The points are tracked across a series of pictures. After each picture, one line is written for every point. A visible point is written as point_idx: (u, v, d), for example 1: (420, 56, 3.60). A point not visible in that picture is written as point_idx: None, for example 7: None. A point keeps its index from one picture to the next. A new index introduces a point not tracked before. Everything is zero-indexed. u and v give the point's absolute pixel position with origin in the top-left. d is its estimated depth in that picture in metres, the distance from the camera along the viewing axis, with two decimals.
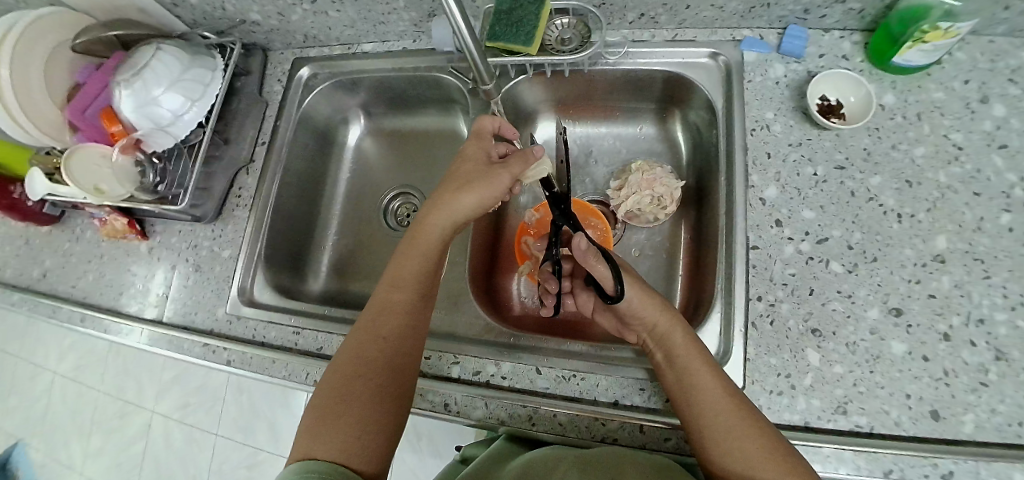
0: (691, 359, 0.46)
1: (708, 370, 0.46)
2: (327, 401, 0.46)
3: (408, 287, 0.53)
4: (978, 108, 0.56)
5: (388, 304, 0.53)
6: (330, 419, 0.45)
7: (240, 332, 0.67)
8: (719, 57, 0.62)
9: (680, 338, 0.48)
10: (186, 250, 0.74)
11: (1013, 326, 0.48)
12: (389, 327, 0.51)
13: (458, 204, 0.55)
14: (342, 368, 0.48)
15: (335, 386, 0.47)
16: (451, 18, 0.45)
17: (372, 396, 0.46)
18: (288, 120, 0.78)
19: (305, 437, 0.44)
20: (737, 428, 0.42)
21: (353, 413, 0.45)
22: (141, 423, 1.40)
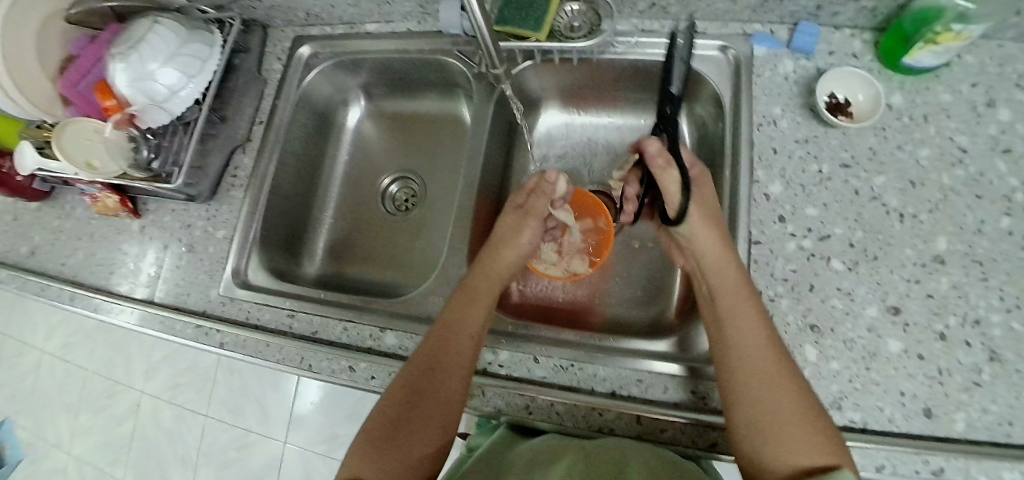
0: (741, 301, 0.46)
1: (756, 314, 0.46)
2: (381, 425, 0.47)
3: (467, 328, 0.51)
4: (983, 112, 0.56)
5: (449, 338, 0.50)
6: (381, 444, 0.45)
7: (234, 313, 0.66)
8: (729, 50, 0.62)
9: (733, 277, 0.48)
10: (179, 230, 0.73)
11: (1008, 328, 0.49)
12: (447, 360, 0.49)
13: (498, 259, 0.59)
14: (396, 394, 0.48)
15: (388, 411, 0.47)
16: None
17: (423, 429, 0.47)
18: (288, 100, 0.76)
19: (357, 457, 0.45)
20: (772, 376, 0.42)
21: (403, 442, 0.46)
22: (130, 403, 1.38)
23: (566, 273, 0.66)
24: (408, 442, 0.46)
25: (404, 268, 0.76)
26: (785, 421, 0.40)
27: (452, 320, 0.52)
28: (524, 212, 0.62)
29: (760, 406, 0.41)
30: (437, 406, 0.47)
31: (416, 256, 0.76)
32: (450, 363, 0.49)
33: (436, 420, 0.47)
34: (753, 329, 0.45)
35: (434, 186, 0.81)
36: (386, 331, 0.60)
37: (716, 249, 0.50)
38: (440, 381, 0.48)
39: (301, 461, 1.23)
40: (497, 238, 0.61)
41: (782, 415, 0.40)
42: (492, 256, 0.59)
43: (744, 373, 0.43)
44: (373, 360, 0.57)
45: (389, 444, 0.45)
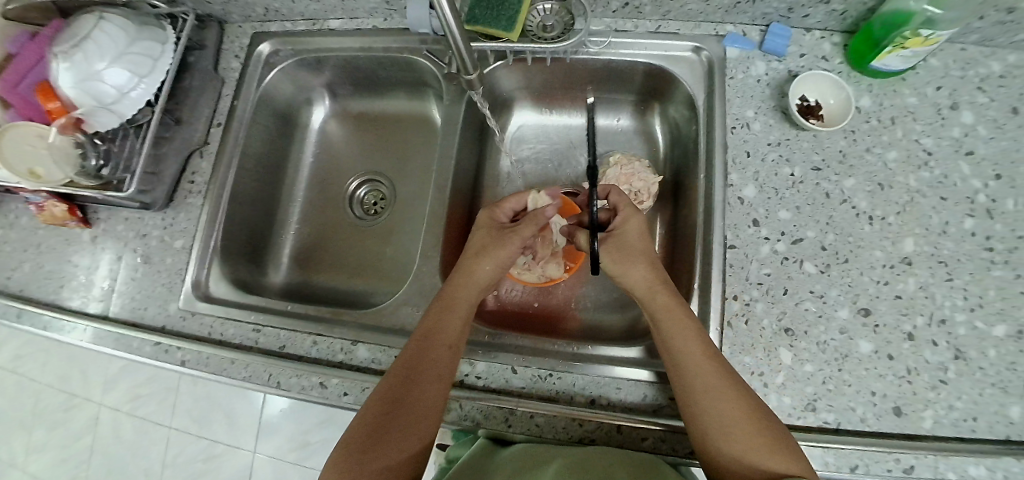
0: (676, 322, 0.47)
1: (692, 333, 0.46)
2: (356, 440, 0.44)
3: (443, 337, 0.50)
4: (947, 115, 0.57)
5: (426, 347, 0.49)
6: (357, 462, 0.42)
7: (196, 329, 0.62)
8: (702, 51, 0.61)
9: (665, 299, 0.49)
10: (134, 240, 0.68)
11: (972, 327, 0.50)
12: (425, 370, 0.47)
13: (478, 269, 0.55)
14: (372, 406, 0.46)
15: (365, 425, 0.45)
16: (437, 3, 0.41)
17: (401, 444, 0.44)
18: (249, 100, 0.72)
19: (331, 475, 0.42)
20: (720, 396, 0.42)
21: (381, 458, 0.43)
22: (89, 417, 1.32)
23: (541, 279, 0.64)
24: (386, 458, 0.43)
25: (375, 274, 0.74)
26: (745, 441, 0.40)
27: (430, 330, 0.50)
28: (508, 230, 0.57)
29: (716, 429, 0.41)
30: (416, 418, 0.45)
31: (387, 262, 0.74)
32: (428, 373, 0.47)
33: (415, 435, 0.45)
34: (692, 349, 0.45)
35: (405, 189, 0.79)
36: (358, 344, 0.57)
37: (647, 274, 0.51)
38: (418, 392, 0.46)
39: (273, 470, 1.20)
40: (476, 250, 0.57)
41: (738, 434, 0.40)
42: (470, 265, 0.55)
43: (693, 398, 0.43)
44: (344, 375, 0.55)
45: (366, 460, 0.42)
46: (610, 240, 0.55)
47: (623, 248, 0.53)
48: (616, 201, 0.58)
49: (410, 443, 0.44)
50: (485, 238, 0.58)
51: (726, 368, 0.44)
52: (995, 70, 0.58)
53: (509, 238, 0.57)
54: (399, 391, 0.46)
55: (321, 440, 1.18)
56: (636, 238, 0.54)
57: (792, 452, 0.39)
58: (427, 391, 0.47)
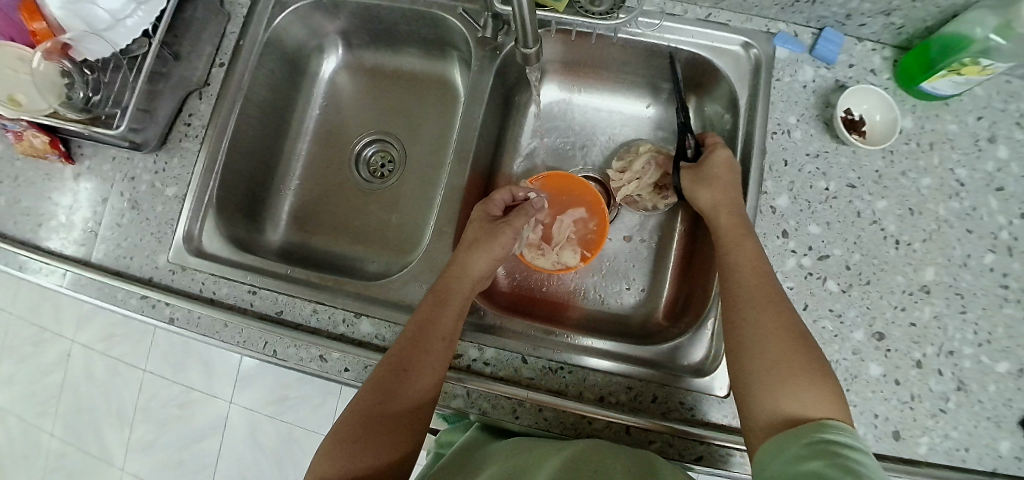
0: (741, 243, 0.48)
1: (756, 254, 0.47)
2: (347, 428, 0.42)
3: (438, 330, 0.47)
4: (985, 146, 0.56)
5: (421, 338, 0.46)
6: (349, 453, 0.40)
7: (187, 285, 0.59)
8: (751, 49, 0.58)
9: (732, 221, 0.50)
10: (121, 182, 0.63)
11: (977, 360, 0.51)
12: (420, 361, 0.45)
13: (475, 262, 0.52)
14: (361, 401, 0.43)
15: (355, 413, 0.43)
16: None
17: (394, 435, 0.42)
18: (256, 41, 0.66)
19: (321, 462, 0.41)
20: (769, 313, 0.42)
21: (371, 451, 0.41)
22: (59, 353, 1.27)
23: (557, 265, 0.63)
24: (377, 448, 0.41)
25: (378, 242, 0.70)
26: (781, 357, 0.39)
27: (425, 321, 0.47)
28: (502, 223, 0.56)
29: (752, 340, 0.41)
30: (409, 409, 0.43)
31: (392, 231, 0.71)
32: (423, 363, 0.45)
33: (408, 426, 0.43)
34: (750, 267, 0.46)
35: (416, 155, 0.75)
36: (361, 317, 0.55)
37: (718, 195, 0.52)
38: (412, 383, 0.44)
39: (247, 423, 1.18)
40: (471, 242, 0.54)
41: (775, 351, 0.40)
42: (464, 259, 0.52)
43: (738, 309, 0.44)
44: (346, 349, 0.53)
45: (357, 450, 0.41)
46: (692, 175, 0.56)
47: (703, 178, 0.54)
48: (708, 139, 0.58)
49: (402, 434, 0.43)
50: (478, 231, 0.55)
51: (781, 295, 0.44)
52: None
53: (504, 229, 0.55)
54: (392, 381, 0.44)
55: (300, 397, 1.17)
56: (721, 167, 0.53)
57: (825, 388, 0.38)
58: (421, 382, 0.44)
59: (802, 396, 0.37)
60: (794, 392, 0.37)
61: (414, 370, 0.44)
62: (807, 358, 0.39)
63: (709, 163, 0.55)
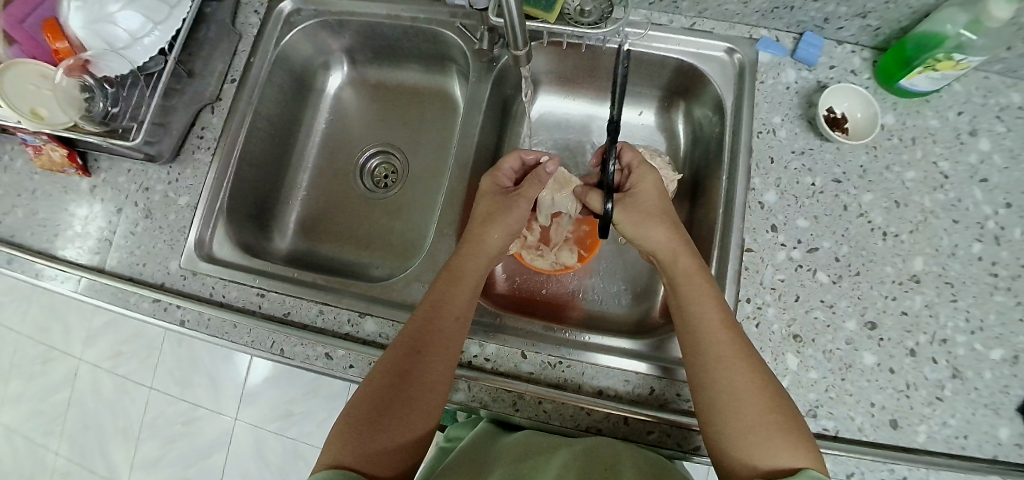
0: (700, 289, 0.48)
1: (714, 302, 0.47)
2: (360, 411, 0.43)
3: (452, 306, 0.49)
4: (967, 140, 0.58)
5: (434, 318, 0.48)
6: (365, 431, 0.42)
7: (197, 289, 0.61)
8: (735, 54, 0.61)
9: (690, 264, 0.50)
10: (136, 192, 0.66)
11: (971, 348, 0.52)
12: (433, 339, 0.47)
13: (489, 238, 0.54)
14: (375, 381, 0.45)
15: (369, 393, 0.44)
16: None
17: (410, 410, 0.43)
18: (266, 59, 0.70)
19: (337, 441, 0.42)
20: (736, 369, 0.43)
21: (386, 427, 0.42)
22: (67, 371, 1.28)
23: (556, 266, 0.64)
24: (392, 426, 0.42)
25: (381, 248, 0.72)
26: (752, 415, 0.41)
27: (439, 299, 0.49)
28: (513, 194, 0.57)
29: (726, 401, 0.42)
30: (424, 384, 0.45)
31: (395, 237, 0.73)
32: (436, 341, 0.47)
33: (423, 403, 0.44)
34: (710, 318, 0.46)
35: (418, 164, 0.77)
36: (365, 316, 0.56)
37: (670, 236, 0.52)
38: (426, 361, 0.46)
39: (253, 438, 1.18)
40: (485, 218, 0.56)
41: (748, 410, 0.41)
42: (481, 233, 0.55)
43: (705, 367, 0.44)
44: (351, 346, 0.55)
45: (372, 429, 0.42)
46: (626, 200, 0.55)
47: (636, 207, 0.54)
48: (630, 158, 0.58)
49: (418, 410, 0.44)
50: (489, 207, 0.57)
51: (745, 344, 0.45)
52: (1016, 100, 0.59)
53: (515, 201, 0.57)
54: (406, 359, 0.45)
55: (305, 412, 1.17)
56: (653, 196, 0.55)
57: (796, 443, 0.39)
58: (435, 360, 0.46)
59: (781, 455, 0.39)
60: (770, 450, 0.39)
61: (427, 349, 0.46)
62: (776, 415, 0.41)
63: (640, 189, 0.56)
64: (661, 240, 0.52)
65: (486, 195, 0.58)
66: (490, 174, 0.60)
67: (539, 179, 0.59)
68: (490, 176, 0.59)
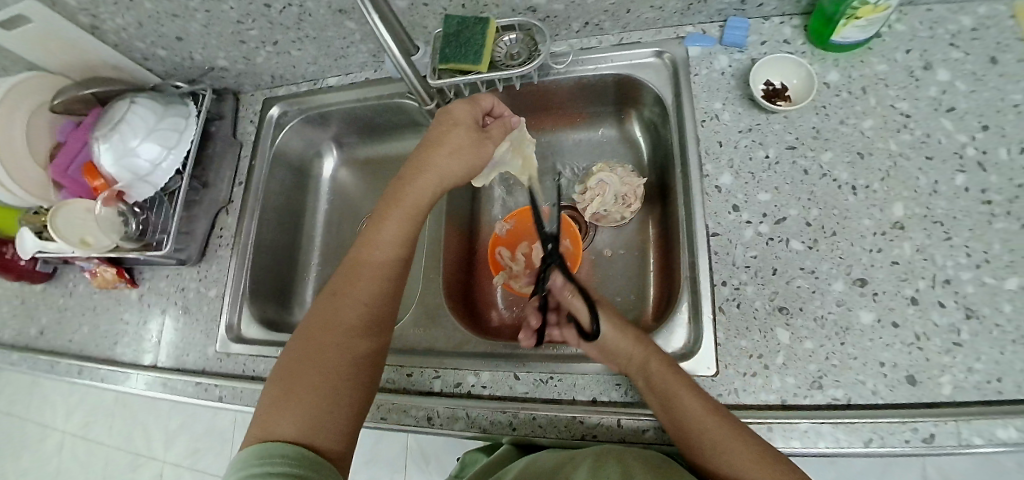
0: (673, 383, 0.46)
1: (691, 393, 0.45)
2: (298, 372, 0.46)
3: (381, 264, 0.52)
4: (922, 75, 0.57)
5: (366, 269, 0.51)
6: (301, 398, 0.44)
7: (231, 368, 0.68)
8: (664, 55, 0.64)
9: (658, 366, 0.48)
10: (174, 293, 0.76)
11: (980, 283, 0.49)
12: (361, 301, 0.50)
13: (447, 174, 0.54)
14: (312, 338, 0.48)
15: (306, 353, 0.47)
16: (393, 57, 0.54)
17: (345, 373, 0.47)
18: (265, 159, 0.79)
19: (273, 413, 0.44)
20: (739, 454, 0.41)
21: (321, 393, 0.45)
22: (152, 474, 1.33)
23: None
24: (329, 390, 0.45)
25: None
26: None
27: (365, 256, 0.52)
28: (485, 136, 0.57)
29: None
30: (356, 346, 0.48)
31: None
32: (366, 300, 0.50)
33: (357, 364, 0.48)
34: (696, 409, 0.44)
35: None
36: None
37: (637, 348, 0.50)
38: (356, 321, 0.49)
39: None
40: (447, 153, 0.54)
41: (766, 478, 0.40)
42: (436, 169, 0.54)
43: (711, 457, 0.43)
44: None
45: (309, 395, 0.45)
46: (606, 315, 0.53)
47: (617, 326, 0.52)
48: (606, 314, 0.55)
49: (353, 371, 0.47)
50: (460, 139, 0.55)
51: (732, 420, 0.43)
52: (966, 24, 0.58)
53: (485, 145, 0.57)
54: (333, 322, 0.49)
55: None
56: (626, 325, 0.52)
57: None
58: (364, 319, 0.49)
59: None
60: None
61: (354, 310, 0.49)
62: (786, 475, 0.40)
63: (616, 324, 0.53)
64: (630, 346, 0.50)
65: (458, 121, 0.55)
66: (471, 101, 0.57)
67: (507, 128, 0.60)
68: (433, 123, 0.57)
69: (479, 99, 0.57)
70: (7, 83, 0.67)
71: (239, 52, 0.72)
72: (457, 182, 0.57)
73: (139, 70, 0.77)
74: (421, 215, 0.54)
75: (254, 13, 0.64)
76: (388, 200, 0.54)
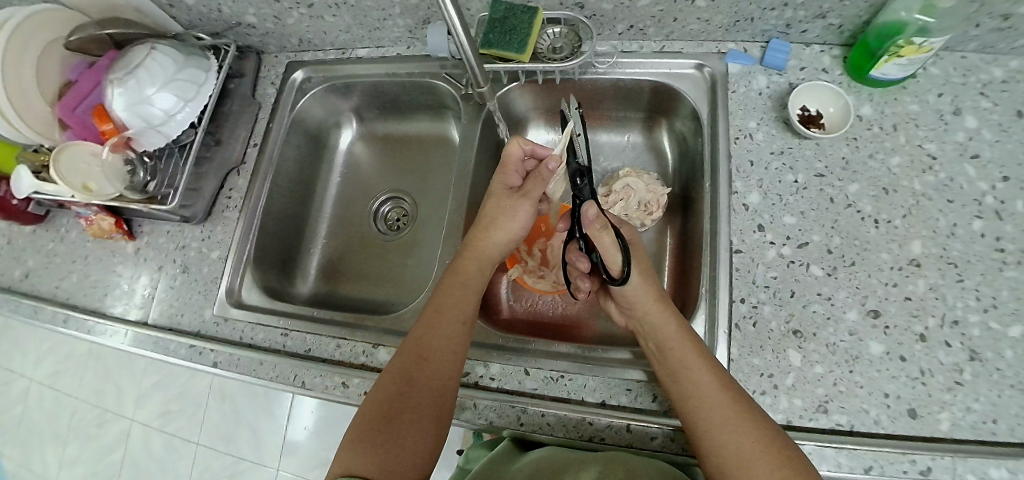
0: (686, 354, 0.48)
1: (702, 362, 0.47)
2: (372, 415, 0.47)
3: (447, 320, 0.53)
4: (951, 120, 0.57)
5: (436, 322, 0.53)
6: (377, 441, 0.45)
7: (228, 333, 0.66)
8: (705, 68, 0.64)
9: (676, 332, 0.49)
10: (174, 250, 0.73)
11: (986, 327, 0.51)
12: (433, 356, 0.51)
13: (494, 242, 0.59)
14: (386, 384, 0.49)
15: (380, 397, 0.48)
16: (446, 16, 0.48)
17: (417, 423, 0.47)
18: (282, 124, 0.76)
19: (349, 452, 0.45)
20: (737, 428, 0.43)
21: (397, 438, 0.46)
22: (120, 431, 1.29)
23: (557, 286, 0.68)
24: (404, 437, 0.46)
25: (396, 286, 0.75)
26: (763, 462, 0.41)
27: (436, 312, 0.54)
28: (519, 196, 0.60)
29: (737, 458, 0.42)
30: (428, 398, 0.48)
31: (408, 274, 0.76)
32: (439, 354, 0.51)
33: (429, 415, 0.48)
34: (702, 377, 0.46)
35: (427, 203, 0.81)
36: (378, 347, 0.60)
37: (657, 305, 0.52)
38: (430, 374, 0.49)
39: None
40: (488, 223, 0.60)
41: (756, 462, 0.41)
42: (484, 239, 0.59)
43: (711, 427, 0.44)
44: (365, 375, 0.58)
45: (386, 439, 0.45)
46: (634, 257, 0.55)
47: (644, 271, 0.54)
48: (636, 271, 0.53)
49: (425, 422, 0.47)
50: (496, 206, 0.60)
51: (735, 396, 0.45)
52: (997, 76, 0.59)
53: (519, 201, 0.60)
54: (410, 373, 0.49)
55: None
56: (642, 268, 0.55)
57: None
58: (439, 372, 0.50)
59: None
60: None
61: (429, 363, 0.50)
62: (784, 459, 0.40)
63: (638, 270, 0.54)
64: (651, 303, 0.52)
65: (495, 195, 0.61)
66: (500, 171, 0.63)
67: (542, 179, 0.60)
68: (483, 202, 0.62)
69: (507, 158, 0.61)
70: (25, 13, 0.64)
71: (270, 10, 0.70)
72: (508, 248, 0.61)
73: (162, 16, 0.74)
74: (481, 282, 0.58)
75: None
76: (452, 268, 0.58)
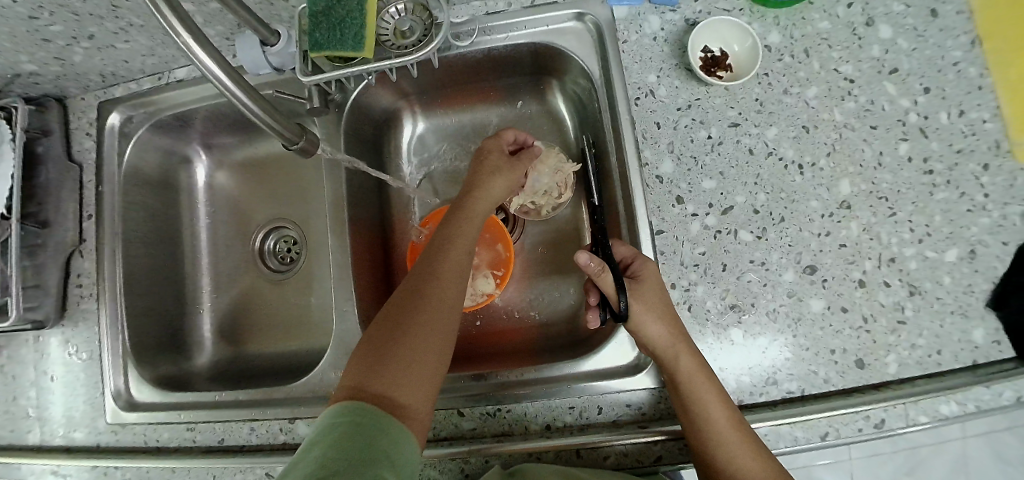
0: (705, 395, 0.42)
1: (719, 401, 0.42)
2: (380, 334, 0.41)
3: (454, 248, 0.47)
4: (864, 33, 0.51)
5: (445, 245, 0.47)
6: (390, 361, 0.39)
7: (130, 440, 0.58)
8: (586, 17, 0.54)
9: (691, 366, 0.43)
10: (39, 360, 0.62)
11: (923, 258, 0.47)
12: (445, 282, 0.44)
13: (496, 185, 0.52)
14: (395, 304, 0.43)
15: (389, 316, 0.42)
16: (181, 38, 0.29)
17: (426, 351, 0.40)
18: (113, 184, 0.63)
19: (357, 373, 0.39)
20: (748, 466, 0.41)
21: (407, 363, 0.39)
22: None
23: (477, 299, 0.60)
24: (408, 365, 0.39)
25: (305, 333, 0.67)
26: None
27: (447, 240, 0.47)
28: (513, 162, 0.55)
29: None
30: (435, 330, 0.41)
31: (313, 314, 0.68)
32: (448, 281, 0.44)
33: (432, 349, 0.41)
34: (719, 419, 0.41)
35: (315, 227, 0.71)
36: (295, 420, 0.54)
37: (666, 333, 0.43)
38: (434, 303, 0.42)
39: None
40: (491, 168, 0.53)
41: None
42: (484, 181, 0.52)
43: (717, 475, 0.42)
44: (286, 459, 0.52)
45: (388, 362, 0.39)
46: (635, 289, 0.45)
47: (653, 298, 0.45)
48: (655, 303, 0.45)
49: (431, 358, 0.40)
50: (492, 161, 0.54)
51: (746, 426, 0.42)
52: None
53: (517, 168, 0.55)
54: (412, 299, 0.43)
55: None
56: (654, 295, 0.45)
57: None
58: (445, 302, 0.43)
59: None
60: None
61: (434, 291, 0.43)
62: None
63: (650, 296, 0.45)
64: (660, 334, 0.44)
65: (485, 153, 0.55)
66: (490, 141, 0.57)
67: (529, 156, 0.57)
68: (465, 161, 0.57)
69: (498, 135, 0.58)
70: None
71: (45, 52, 0.55)
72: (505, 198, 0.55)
73: None
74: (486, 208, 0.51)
75: (49, 6, 0.47)
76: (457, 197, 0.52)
